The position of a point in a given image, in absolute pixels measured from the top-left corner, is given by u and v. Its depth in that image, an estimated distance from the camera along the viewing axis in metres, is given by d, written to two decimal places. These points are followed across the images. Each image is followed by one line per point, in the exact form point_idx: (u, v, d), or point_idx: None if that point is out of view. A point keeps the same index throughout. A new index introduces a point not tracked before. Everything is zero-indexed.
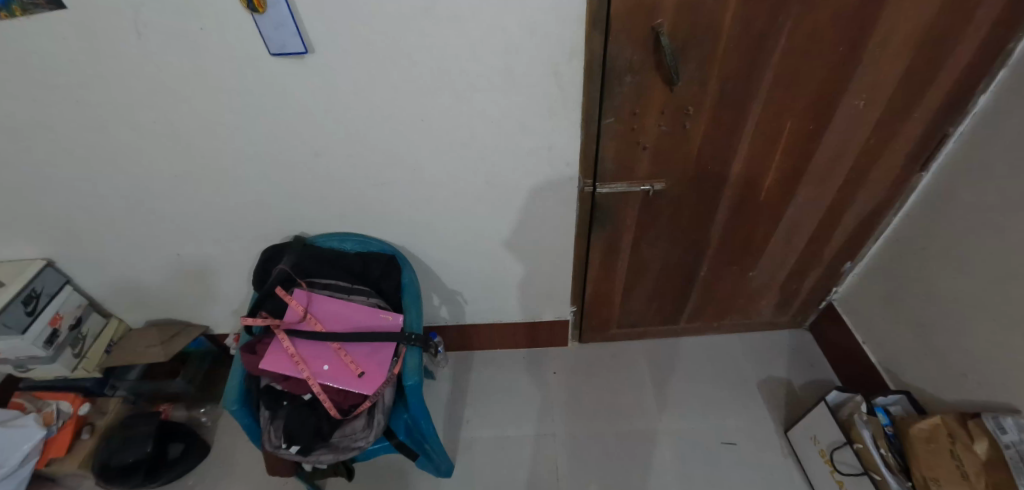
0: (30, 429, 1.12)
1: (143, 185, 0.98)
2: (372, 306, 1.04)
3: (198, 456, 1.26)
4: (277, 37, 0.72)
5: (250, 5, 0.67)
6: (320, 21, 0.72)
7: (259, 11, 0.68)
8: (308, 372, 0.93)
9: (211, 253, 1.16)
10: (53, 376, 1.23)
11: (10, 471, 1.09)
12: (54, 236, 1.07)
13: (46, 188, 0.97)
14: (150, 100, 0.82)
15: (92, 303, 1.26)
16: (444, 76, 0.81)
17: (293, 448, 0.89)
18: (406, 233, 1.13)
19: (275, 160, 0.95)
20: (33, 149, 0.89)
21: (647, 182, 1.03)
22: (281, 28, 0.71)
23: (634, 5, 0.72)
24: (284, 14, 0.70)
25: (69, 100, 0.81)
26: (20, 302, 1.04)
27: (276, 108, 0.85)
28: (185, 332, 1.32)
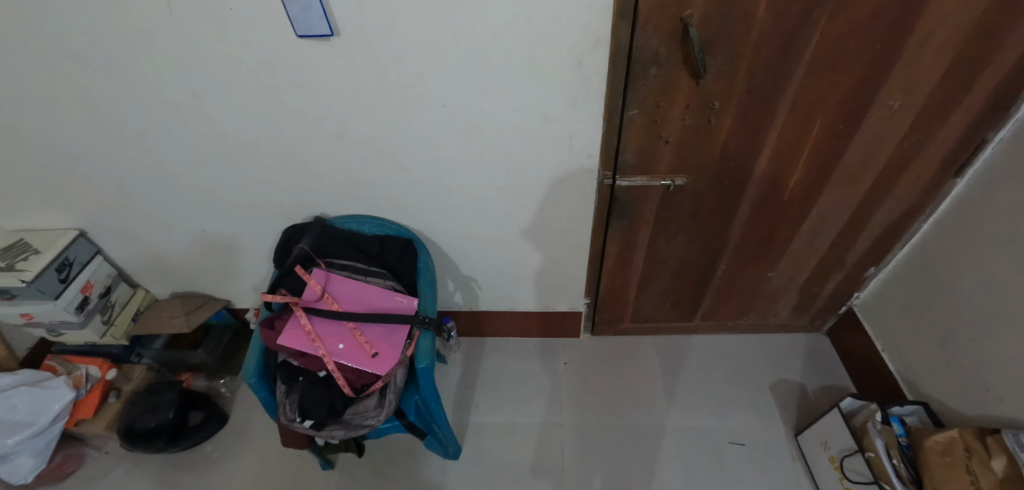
0: (60, 390, 1.18)
1: (171, 161, 1.01)
2: (388, 289, 1.05)
3: (216, 425, 1.31)
4: (304, 19, 0.73)
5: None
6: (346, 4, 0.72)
7: None
8: (323, 350, 0.95)
9: (235, 230, 1.19)
10: (83, 341, 1.29)
11: (41, 429, 1.14)
12: (85, 207, 1.11)
13: (81, 161, 1.00)
14: (179, 78, 0.84)
15: (121, 274, 1.31)
16: (467, 62, 0.81)
17: (307, 422, 0.92)
18: (424, 218, 1.14)
19: (299, 141, 0.96)
20: (69, 122, 0.92)
21: (668, 177, 1.02)
22: (308, 10, 0.72)
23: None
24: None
25: (103, 76, 0.84)
26: (54, 269, 1.09)
27: (300, 87, 0.86)
28: (207, 305, 1.37)
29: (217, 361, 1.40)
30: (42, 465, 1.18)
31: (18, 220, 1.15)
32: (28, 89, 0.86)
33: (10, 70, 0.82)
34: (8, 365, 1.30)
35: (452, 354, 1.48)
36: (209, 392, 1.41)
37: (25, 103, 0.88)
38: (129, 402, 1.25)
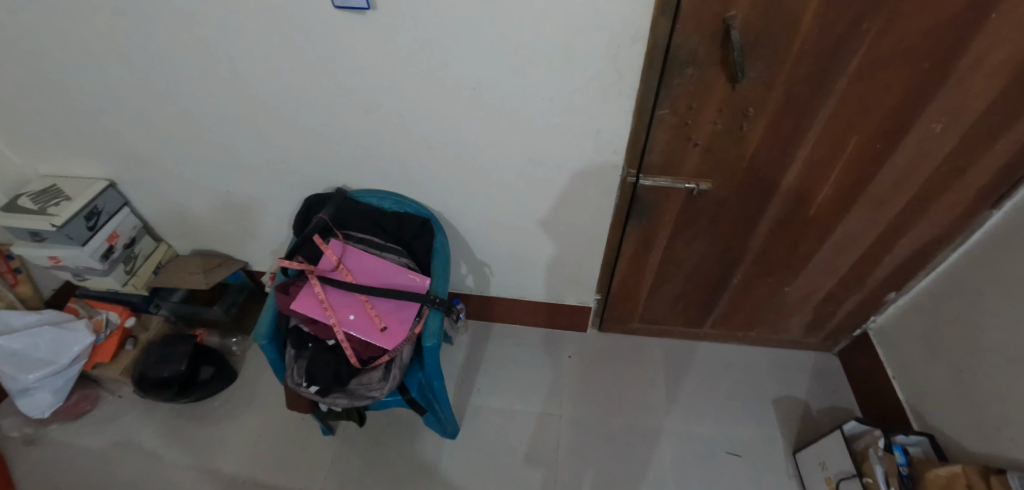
0: (80, 333, 1.22)
1: (201, 121, 1.03)
2: (402, 266, 1.06)
3: (225, 381, 1.34)
4: None
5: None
6: None
7: None
8: (334, 319, 0.98)
9: (257, 194, 1.21)
10: (105, 288, 1.33)
11: (61, 368, 1.19)
12: (117, 159, 1.14)
13: (115, 113, 1.03)
14: (216, 39, 0.85)
15: (146, 227, 1.35)
16: (500, 46, 0.80)
17: (312, 388, 0.94)
18: (444, 199, 1.14)
19: (327, 112, 0.97)
20: (106, 75, 0.94)
21: (692, 181, 1.00)
22: None
23: None
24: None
25: (141, 32, 0.85)
26: (83, 216, 1.12)
27: (332, 57, 0.86)
28: (225, 265, 1.40)
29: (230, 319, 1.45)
30: (59, 403, 1.24)
31: (54, 165, 1.18)
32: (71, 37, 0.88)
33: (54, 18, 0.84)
34: (34, 305, 1.34)
35: (459, 335, 1.50)
36: (221, 349, 1.44)
37: (67, 50, 0.90)
38: (144, 350, 1.28)
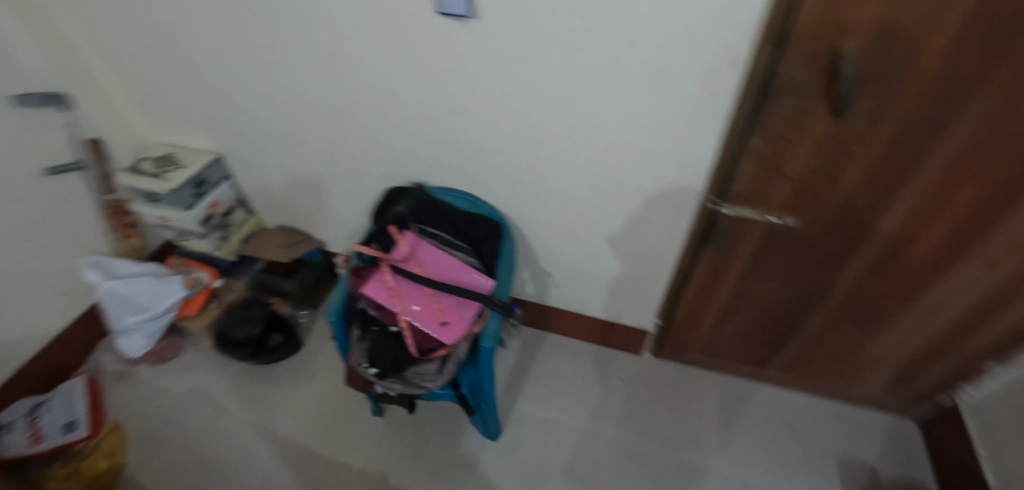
0: (174, 288, 1.35)
1: (302, 111, 1.12)
2: (468, 264, 1.09)
3: (292, 349, 1.42)
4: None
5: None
6: None
7: None
8: (399, 307, 1.02)
9: (341, 182, 1.29)
10: (201, 250, 1.46)
11: (153, 317, 1.33)
12: (226, 136, 1.27)
13: (232, 96, 1.15)
14: (327, 36, 0.93)
15: (242, 201, 1.47)
16: (592, 62, 0.81)
17: (372, 369, 1.01)
18: (516, 205, 1.16)
19: (416, 111, 1.02)
20: (231, 61, 1.06)
21: (777, 215, 0.96)
22: None
23: (821, 25, 0.65)
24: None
25: (265, 25, 0.95)
26: (192, 184, 1.26)
27: (428, 61, 0.91)
28: (305, 242, 1.48)
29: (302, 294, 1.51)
30: (150, 347, 1.38)
31: (173, 136, 1.33)
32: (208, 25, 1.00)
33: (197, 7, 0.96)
34: (143, 257, 1.52)
35: (511, 340, 1.52)
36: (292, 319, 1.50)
37: (203, 38, 1.03)
38: (226, 310, 1.38)
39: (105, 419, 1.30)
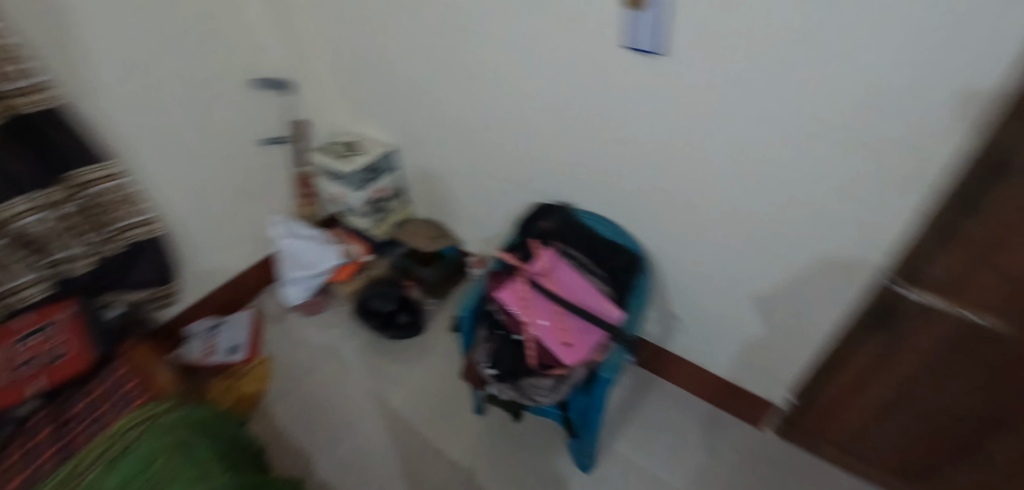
0: (330, 255, 1.53)
1: (472, 122, 1.25)
2: (601, 292, 1.09)
3: (415, 332, 1.52)
4: (637, 33, 0.83)
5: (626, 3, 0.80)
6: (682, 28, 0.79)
7: (637, 7, 0.79)
8: (528, 319, 1.05)
9: (488, 190, 1.38)
10: (359, 226, 1.63)
11: (311, 277, 1.54)
12: (401, 130, 1.46)
13: (417, 98, 1.33)
14: (516, 57, 1.04)
15: (401, 191, 1.64)
16: (783, 114, 0.78)
17: (491, 370, 1.06)
18: (662, 243, 1.15)
19: (577, 138, 1.08)
20: (425, 69, 1.24)
21: (977, 313, 0.77)
22: (645, 26, 0.81)
23: None
24: (654, 14, 0.79)
25: (464, 44, 1.10)
26: (365, 169, 1.45)
27: (603, 93, 0.96)
28: (445, 237, 1.57)
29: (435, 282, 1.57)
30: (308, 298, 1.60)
31: (360, 127, 1.55)
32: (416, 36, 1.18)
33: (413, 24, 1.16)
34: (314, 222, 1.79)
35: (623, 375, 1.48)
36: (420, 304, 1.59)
37: (408, 48, 1.22)
38: (369, 285, 1.52)
39: (260, 349, 1.54)
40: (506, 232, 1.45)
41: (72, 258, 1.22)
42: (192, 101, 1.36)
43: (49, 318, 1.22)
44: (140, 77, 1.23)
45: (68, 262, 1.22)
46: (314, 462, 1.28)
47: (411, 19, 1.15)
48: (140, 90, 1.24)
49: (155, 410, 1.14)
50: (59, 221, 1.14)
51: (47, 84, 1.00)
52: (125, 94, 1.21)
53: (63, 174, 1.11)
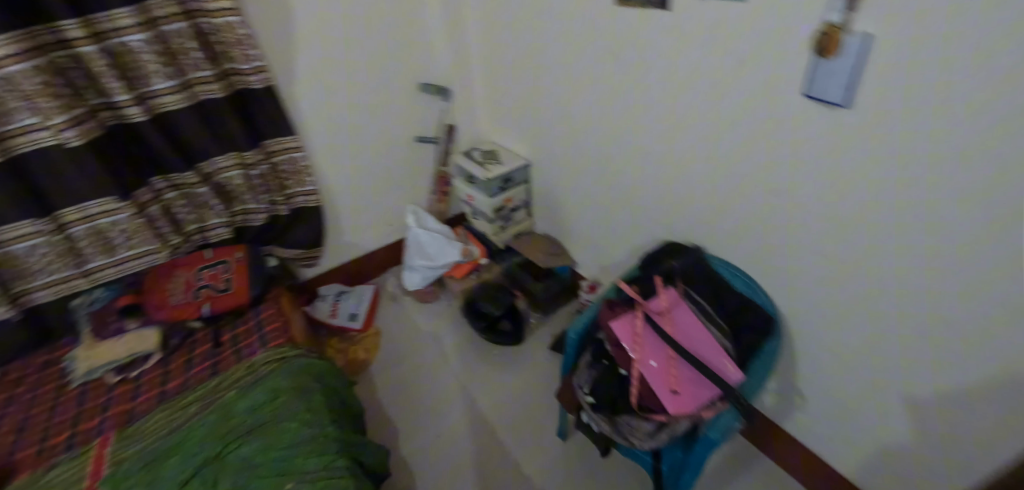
0: (452, 251, 1.64)
1: (609, 148, 1.27)
2: (722, 347, 0.99)
3: (514, 341, 1.57)
4: (823, 83, 0.75)
5: (819, 51, 0.72)
6: (883, 82, 0.69)
7: (828, 56, 0.72)
8: (637, 357, 0.99)
9: (614, 217, 1.39)
10: (483, 231, 1.75)
11: (432, 268, 1.67)
12: (539, 147, 1.55)
13: (561, 118, 1.39)
14: (669, 92, 1.03)
15: (526, 204, 1.75)
16: (990, 191, 0.64)
17: (590, 398, 1.05)
18: (803, 310, 1.03)
19: (720, 180, 1.03)
20: (574, 93, 1.29)
21: None
22: (836, 76, 0.73)
23: None
24: (847, 64, 0.72)
25: (616, 72, 1.13)
26: (501, 179, 1.58)
27: (760, 138, 0.91)
28: (561, 256, 1.62)
29: (545, 299, 1.60)
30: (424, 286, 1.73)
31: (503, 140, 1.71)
32: (571, 65, 1.25)
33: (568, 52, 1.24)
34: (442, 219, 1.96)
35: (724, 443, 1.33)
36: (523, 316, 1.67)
37: (561, 71, 1.30)
38: (481, 286, 1.63)
39: (373, 323, 1.75)
40: (625, 263, 1.44)
41: (256, 212, 1.57)
42: (364, 92, 1.61)
43: (223, 257, 1.54)
44: (327, 65, 1.50)
45: (252, 216, 1.58)
46: (400, 440, 1.37)
47: (569, 48, 1.22)
48: (325, 76, 1.52)
49: (289, 351, 1.34)
50: (251, 179, 1.50)
51: (266, 72, 1.37)
52: (315, 80, 1.50)
53: (261, 145, 1.49)
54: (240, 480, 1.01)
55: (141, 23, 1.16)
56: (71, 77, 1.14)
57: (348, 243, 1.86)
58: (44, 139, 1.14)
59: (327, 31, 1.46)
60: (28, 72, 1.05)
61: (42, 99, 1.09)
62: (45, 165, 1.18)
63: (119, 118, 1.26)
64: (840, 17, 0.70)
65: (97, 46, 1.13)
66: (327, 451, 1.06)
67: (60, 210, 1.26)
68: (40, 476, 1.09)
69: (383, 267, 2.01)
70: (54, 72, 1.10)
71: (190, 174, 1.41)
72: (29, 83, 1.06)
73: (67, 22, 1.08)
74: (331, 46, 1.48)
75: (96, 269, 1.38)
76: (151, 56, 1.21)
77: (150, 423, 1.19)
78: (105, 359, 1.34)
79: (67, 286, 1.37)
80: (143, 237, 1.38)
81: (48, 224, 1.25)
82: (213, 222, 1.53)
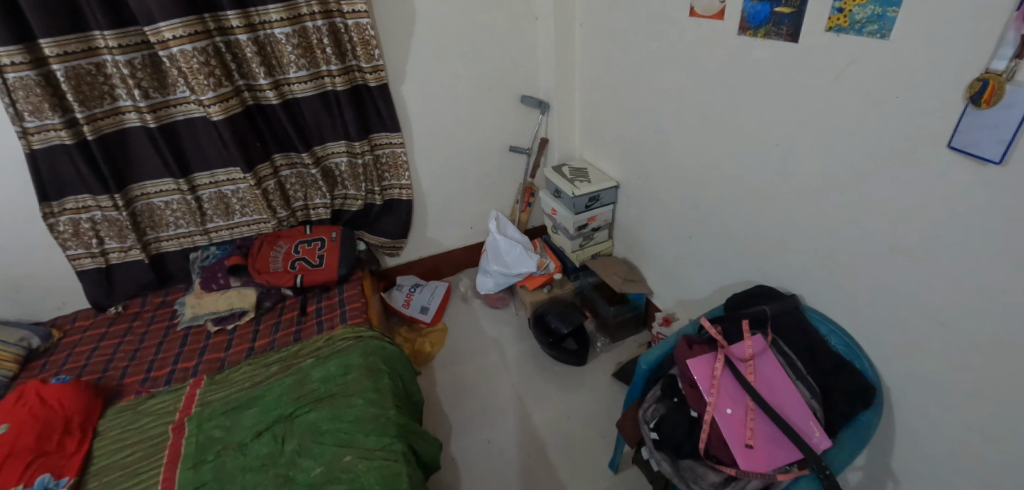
0: (529, 262, 1.69)
1: (707, 179, 1.23)
2: (809, 408, 0.90)
3: (578, 361, 1.57)
4: (973, 135, 0.65)
5: (973, 99, 0.63)
6: None
7: (981, 107, 0.63)
8: (713, 401, 0.92)
9: (703, 251, 1.33)
10: (563, 246, 1.78)
11: (506, 275, 1.73)
12: (632, 170, 1.54)
13: (660, 144, 1.37)
14: (781, 129, 0.97)
15: (609, 225, 1.75)
16: None
17: (654, 434, 0.97)
18: (911, 386, 0.88)
19: (826, 228, 0.95)
20: (678, 121, 1.27)
21: None
22: (989, 130, 0.63)
23: None
24: (1006, 119, 0.61)
25: (726, 103, 1.10)
26: (588, 197, 1.59)
27: (881, 188, 0.82)
28: (638, 283, 1.61)
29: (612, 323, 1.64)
30: (495, 291, 1.79)
31: (597, 159, 1.72)
32: (680, 92, 1.23)
33: (678, 79, 1.23)
34: (522, 228, 2.00)
35: None
36: (591, 337, 1.69)
37: (668, 96, 1.28)
38: (553, 300, 1.66)
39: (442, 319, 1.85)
40: (709, 301, 1.37)
41: (353, 197, 1.70)
42: (467, 99, 1.70)
43: (320, 235, 1.66)
44: (439, 71, 1.61)
45: (350, 201, 1.71)
46: (451, 437, 1.41)
47: (681, 75, 1.21)
48: (434, 81, 1.62)
49: (364, 331, 1.41)
50: (354, 167, 1.62)
51: (382, 71, 1.48)
52: (425, 83, 1.61)
53: (369, 137, 1.60)
54: (306, 442, 1.07)
55: (287, 18, 1.32)
56: (225, 59, 1.32)
57: (430, 239, 1.96)
58: (194, 111, 1.38)
59: (443, 40, 1.56)
60: (191, 52, 1.23)
61: (200, 76, 1.26)
62: (191, 135, 1.42)
63: (256, 100, 1.42)
64: (1007, 64, 0.59)
65: (250, 36, 1.30)
66: (387, 432, 1.09)
67: (197, 173, 1.48)
68: (144, 401, 1.25)
69: (459, 268, 2.09)
70: (213, 53, 1.27)
71: (305, 155, 1.53)
72: (189, 62, 1.24)
73: (230, 13, 1.25)
74: (444, 54, 1.58)
75: (215, 229, 1.59)
76: (290, 48, 1.35)
77: (236, 373, 1.31)
78: (208, 309, 1.51)
79: (191, 240, 1.59)
80: (255, 207, 1.56)
81: (184, 185, 1.45)
82: (316, 202, 1.66)
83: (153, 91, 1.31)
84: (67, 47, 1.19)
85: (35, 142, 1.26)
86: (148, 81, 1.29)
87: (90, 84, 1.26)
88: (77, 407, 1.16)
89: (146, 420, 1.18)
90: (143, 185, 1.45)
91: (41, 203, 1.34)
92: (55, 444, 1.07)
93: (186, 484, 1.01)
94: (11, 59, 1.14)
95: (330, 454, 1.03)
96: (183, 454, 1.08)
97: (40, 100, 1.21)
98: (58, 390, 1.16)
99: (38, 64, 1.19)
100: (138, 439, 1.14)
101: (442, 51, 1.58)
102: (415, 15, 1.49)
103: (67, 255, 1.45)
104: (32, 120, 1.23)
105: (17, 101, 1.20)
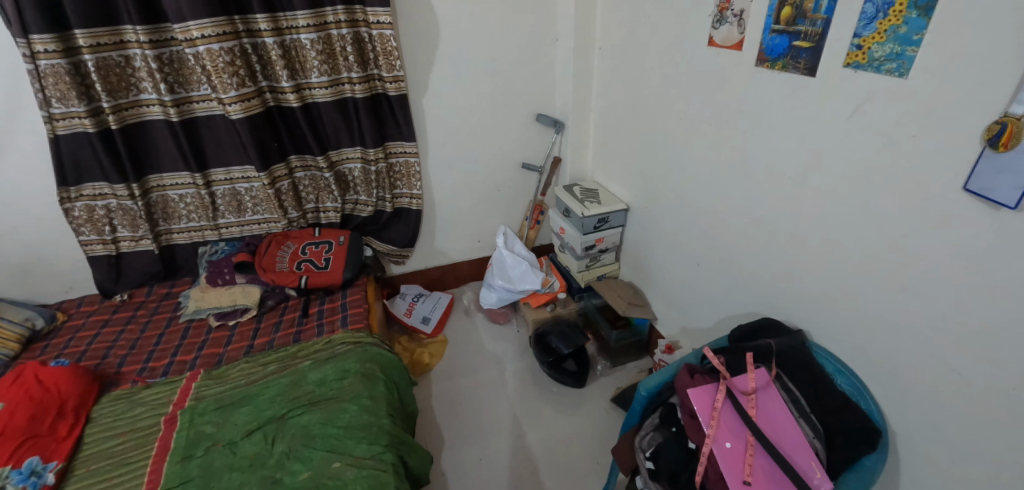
0: (535, 279, 1.70)
1: (717, 207, 1.23)
2: (811, 448, 0.87)
3: (577, 383, 1.54)
4: (991, 179, 0.64)
5: (991, 141, 0.62)
6: None
7: (999, 149, 0.62)
8: (712, 433, 0.90)
9: (709, 278, 1.32)
10: (568, 265, 1.77)
11: (511, 290, 1.73)
12: (643, 193, 1.54)
13: (672, 169, 1.38)
14: (794, 160, 0.97)
15: (616, 248, 1.74)
16: None
17: (649, 463, 0.96)
18: (917, 432, 0.85)
19: (835, 262, 0.93)
20: (691, 147, 1.28)
21: None
22: (1006, 174, 0.62)
23: None
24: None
25: (741, 131, 1.10)
26: (597, 218, 1.59)
27: (892, 226, 0.81)
28: (642, 307, 1.59)
29: (613, 348, 1.62)
30: (497, 306, 1.79)
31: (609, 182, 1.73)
32: (694, 118, 1.24)
33: (694, 107, 1.24)
34: (530, 245, 2.00)
35: None
36: (591, 359, 1.67)
37: (682, 121, 1.29)
38: (555, 320, 1.64)
39: (442, 331, 1.84)
40: (713, 329, 1.35)
41: (364, 203, 1.71)
42: (483, 113, 1.73)
43: (328, 238, 1.67)
44: (457, 85, 1.64)
45: (361, 206, 1.73)
46: (442, 450, 1.38)
47: (695, 102, 1.23)
48: (451, 94, 1.65)
49: (364, 337, 1.41)
50: (368, 174, 1.64)
51: (401, 82, 1.51)
52: (443, 96, 1.64)
53: (384, 145, 1.63)
54: (296, 445, 1.06)
55: (313, 24, 1.36)
56: (251, 60, 1.35)
57: (437, 250, 1.96)
58: (215, 108, 1.41)
59: (463, 54, 1.59)
60: (217, 51, 1.27)
61: (224, 75, 1.30)
62: (211, 131, 1.45)
63: (278, 102, 1.46)
64: None
65: (277, 39, 1.34)
66: (378, 441, 1.07)
67: (213, 169, 1.50)
68: (139, 391, 1.24)
69: (463, 281, 2.08)
70: (239, 54, 1.31)
71: (320, 158, 1.55)
72: (214, 61, 1.27)
73: (259, 16, 1.30)
74: (463, 68, 1.62)
75: (225, 225, 1.61)
76: (314, 53, 1.39)
77: (234, 370, 1.31)
78: (211, 304, 1.52)
79: (200, 234, 1.61)
80: (266, 206, 1.58)
81: (199, 179, 1.48)
82: (327, 205, 1.68)
83: (178, 86, 1.35)
84: (100, 39, 1.23)
85: (59, 127, 1.30)
86: (173, 76, 1.34)
87: (118, 76, 1.30)
88: (73, 392, 1.15)
89: (139, 411, 1.17)
90: (160, 177, 1.48)
91: (59, 187, 1.37)
92: (48, 427, 1.06)
93: (171, 479, 0.99)
94: (44, 47, 1.18)
95: (319, 459, 1.02)
96: (172, 447, 1.07)
97: (67, 88, 1.24)
98: (56, 373, 1.16)
99: (70, 53, 1.24)
100: (129, 429, 1.13)
101: (462, 65, 1.61)
102: (436, 30, 1.53)
103: (80, 241, 1.48)
104: (58, 106, 1.27)
105: (46, 87, 1.24)
